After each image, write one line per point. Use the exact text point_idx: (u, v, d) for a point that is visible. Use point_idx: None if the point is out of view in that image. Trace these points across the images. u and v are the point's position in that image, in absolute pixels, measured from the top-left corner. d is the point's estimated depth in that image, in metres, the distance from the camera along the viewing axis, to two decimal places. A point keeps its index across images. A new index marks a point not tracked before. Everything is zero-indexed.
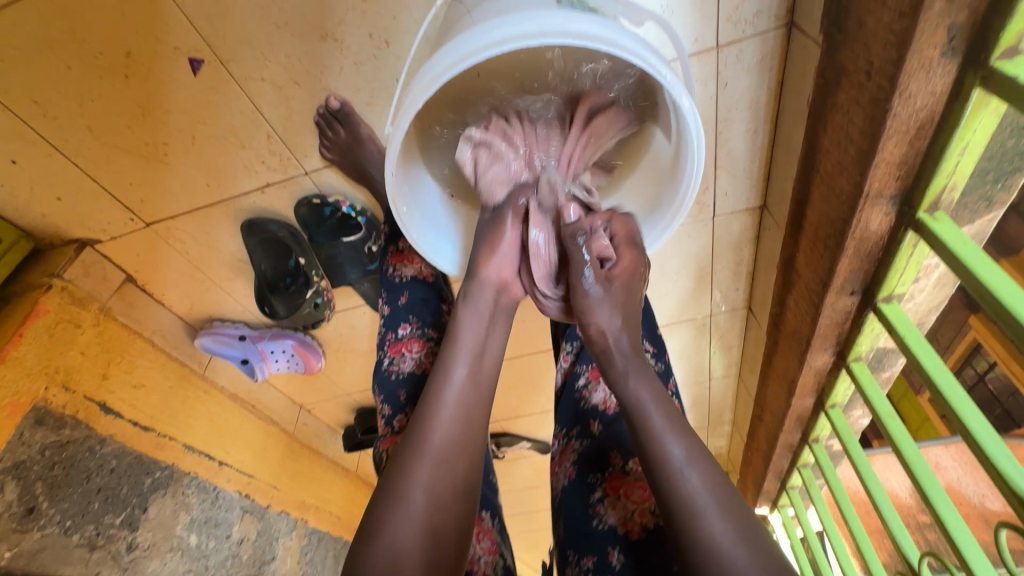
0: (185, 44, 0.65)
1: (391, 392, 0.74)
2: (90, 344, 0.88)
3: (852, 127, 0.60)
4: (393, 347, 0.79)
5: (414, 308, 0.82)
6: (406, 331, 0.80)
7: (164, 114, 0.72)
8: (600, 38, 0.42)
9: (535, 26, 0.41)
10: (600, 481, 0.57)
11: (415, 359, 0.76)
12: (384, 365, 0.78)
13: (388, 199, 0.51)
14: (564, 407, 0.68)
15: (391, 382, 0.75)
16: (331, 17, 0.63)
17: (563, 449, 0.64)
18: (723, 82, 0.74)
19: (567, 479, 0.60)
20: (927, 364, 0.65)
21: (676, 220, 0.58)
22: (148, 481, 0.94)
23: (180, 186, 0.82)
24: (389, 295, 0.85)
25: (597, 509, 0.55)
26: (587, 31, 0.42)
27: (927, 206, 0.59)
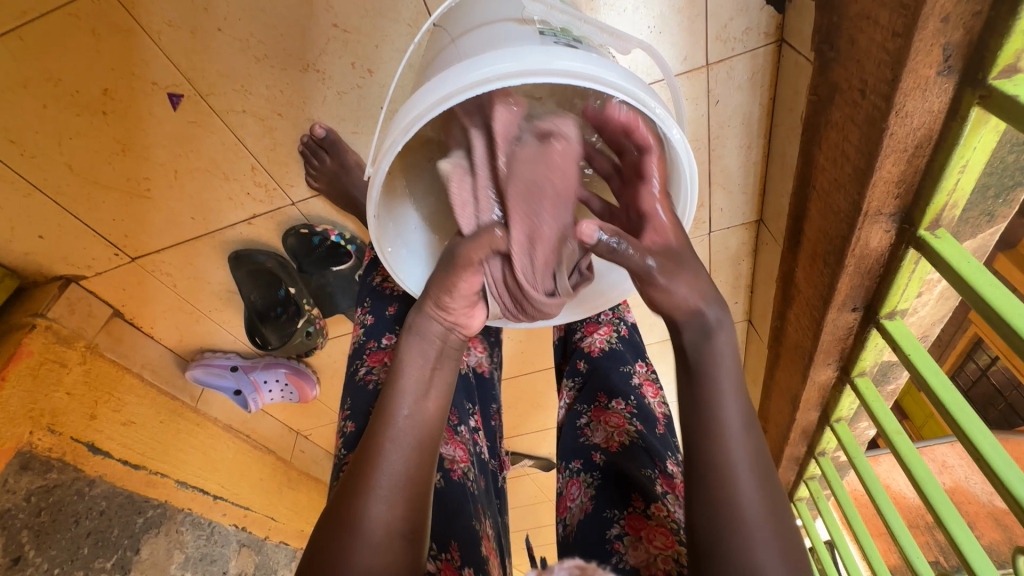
0: (163, 80, 0.64)
1: (362, 408, 0.61)
2: (76, 383, 0.85)
3: (847, 144, 0.59)
4: (374, 356, 0.66)
5: (402, 319, 0.70)
6: (391, 341, 0.68)
7: (145, 149, 0.71)
8: (583, 73, 0.40)
9: (517, 63, 0.40)
10: (618, 517, 0.53)
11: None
12: (359, 376, 0.65)
13: (371, 239, 0.49)
14: (565, 444, 0.66)
15: (365, 395, 0.62)
16: (312, 48, 0.62)
17: (569, 482, 0.61)
18: (715, 100, 0.73)
19: (581, 512, 0.57)
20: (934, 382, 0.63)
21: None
22: (140, 521, 0.92)
23: (165, 220, 0.80)
24: (374, 305, 0.73)
25: (616, 546, 0.50)
26: (571, 66, 0.40)
27: (927, 224, 0.58)
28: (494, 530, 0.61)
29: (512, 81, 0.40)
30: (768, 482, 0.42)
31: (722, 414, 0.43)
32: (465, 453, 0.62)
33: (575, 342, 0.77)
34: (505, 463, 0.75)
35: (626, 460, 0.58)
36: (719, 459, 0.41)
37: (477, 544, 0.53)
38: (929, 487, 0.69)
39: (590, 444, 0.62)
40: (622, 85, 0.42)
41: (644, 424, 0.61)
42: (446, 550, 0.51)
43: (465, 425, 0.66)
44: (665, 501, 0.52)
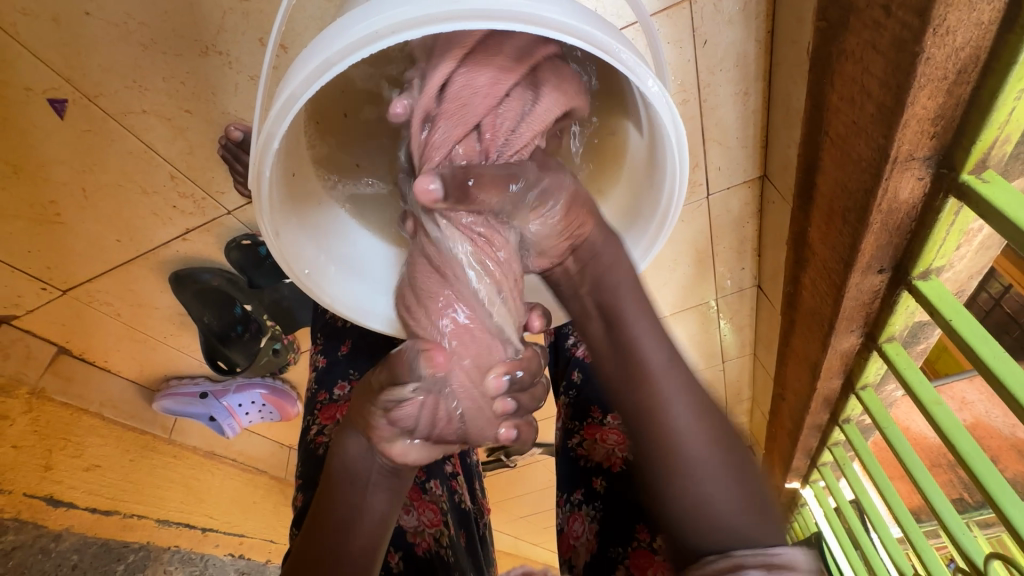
0: (38, 83, 0.53)
1: (310, 480, 0.52)
2: (23, 435, 0.77)
3: (868, 79, 0.48)
4: (324, 413, 0.56)
5: (357, 359, 0.60)
6: (345, 392, 0.57)
7: (41, 168, 0.60)
8: (504, 13, 0.30)
9: (418, 8, 0.30)
10: (622, 556, 0.45)
11: None
12: (308, 438, 0.55)
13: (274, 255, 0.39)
14: (562, 470, 0.57)
15: (316, 460, 0.53)
16: (207, 25, 0.51)
17: (569, 518, 0.53)
18: (702, 40, 0.62)
19: (589, 553, 0.49)
20: (984, 354, 0.53)
21: (659, 241, 0.46)
22: (122, 568, 0.86)
23: (88, 246, 0.70)
24: (327, 343, 0.64)
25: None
26: (494, 6, 0.30)
27: (971, 167, 0.47)
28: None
29: (411, 34, 0.30)
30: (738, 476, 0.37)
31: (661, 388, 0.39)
32: (435, 515, 0.53)
33: (568, 350, 0.67)
34: (486, 507, 0.65)
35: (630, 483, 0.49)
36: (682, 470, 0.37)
37: None
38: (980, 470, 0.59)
39: (590, 468, 0.53)
40: (561, 24, 0.31)
41: None
42: None
43: (437, 479, 0.56)
44: None
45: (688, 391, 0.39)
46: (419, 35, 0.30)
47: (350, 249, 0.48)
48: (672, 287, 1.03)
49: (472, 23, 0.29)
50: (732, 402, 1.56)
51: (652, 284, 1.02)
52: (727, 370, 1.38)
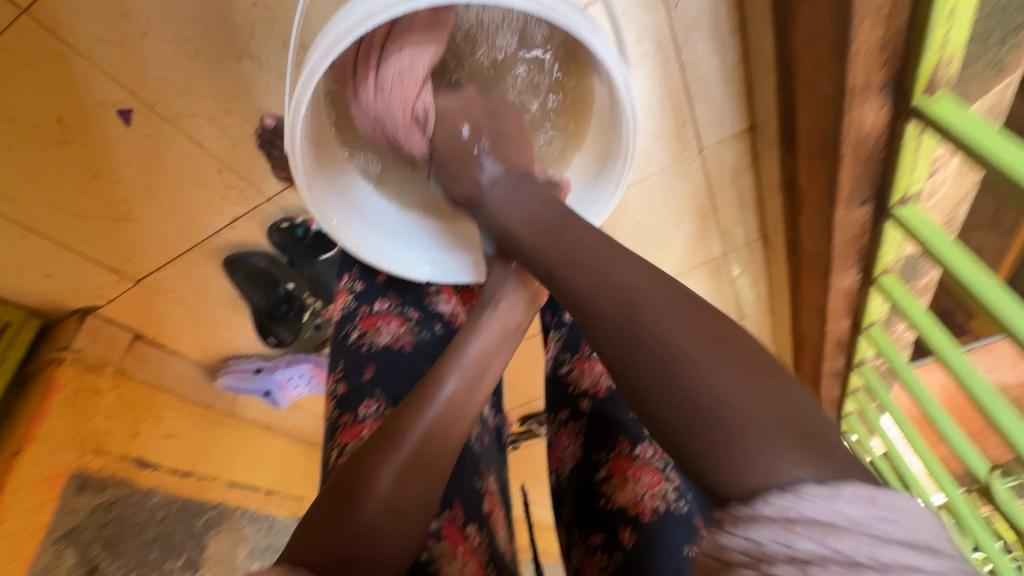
0: (109, 98, 0.64)
1: (355, 368, 0.60)
2: (112, 407, 0.90)
3: (819, 19, 0.53)
4: (366, 319, 0.64)
5: (393, 285, 0.68)
6: (382, 306, 0.65)
7: (114, 171, 0.71)
8: None
9: None
10: (605, 460, 0.54)
11: (393, 335, 0.63)
12: (350, 341, 0.63)
13: (308, 203, 0.47)
14: (550, 394, 0.65)
15: (360, 356, 0.61)
16: (240, 34, 0.61)
17: (558, 434, 0.61)
18: (673, 3, 0.67)
19: (573, 461, 0.57)
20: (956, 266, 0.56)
21: (626, 174, 0.53)
22: (201, 522, 0.99)
23: (153, 238, 0.82)
24: (363, 271, 0.68)
25: (604, 489, 0.52)
26: None
27: (922, 88, 0.52)
28: (498, 483, 0.60)
29: (395, 13, 0.38)
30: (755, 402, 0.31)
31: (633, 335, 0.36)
32: None
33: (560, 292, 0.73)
34: (506, 421, 0.71)
35: (614, 404, 0.59)
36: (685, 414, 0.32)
37: (476, 501, 0.53)
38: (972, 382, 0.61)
39: (578, 393, 0.61)
40: None
41: None
42: (449, 509, 0.50)
43: None
44: None
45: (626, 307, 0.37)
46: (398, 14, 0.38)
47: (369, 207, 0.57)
48: (678, 245, 1.07)
49: None
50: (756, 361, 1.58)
51: (658, 244, 1.07)
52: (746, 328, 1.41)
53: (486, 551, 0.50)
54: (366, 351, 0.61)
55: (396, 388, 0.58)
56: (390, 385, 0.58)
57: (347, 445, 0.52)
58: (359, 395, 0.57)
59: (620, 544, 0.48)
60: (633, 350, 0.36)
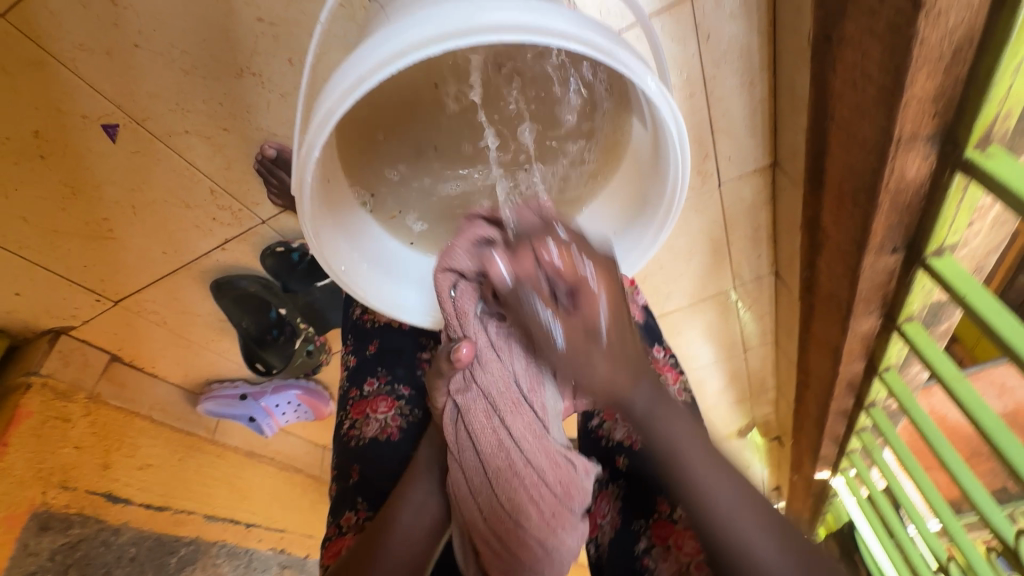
0: (93, 111, 0.58)
1: (343, 470, 0.56)
2: (83, 436, 0.83)
3: (868, 63, 0.50)
4: (356, 409, 0.59)
5: (384, 358, 0.62)
6: (372, 387, 0.60)
7: (95, 188, 0.66)
8: (512, 27, 0.33)
9: (433, 27, 0.33)
10: (645, 528, 0.50)
11: (382, 423, 0.57)
12: (342, 432, 0.59)
13: (318, 257, 0.43)
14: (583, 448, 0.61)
15: (349, 452, 0.57)
16: (241, 49, 0.56)
17: (597, 498, 0.57)
18: (705, 35, 0.64)
19: (613, 530, 0.53)
20: (997, 324, 0.54)
21: (672, 216, 0.48)
22: (174, 561, 0.92)
23: (136, 259, 0.76)
24: (356, 343, 0.65)
25: (646, 562, 0.49)
26: (500, 21, 0.33)
27: (975, 142, 0.48)
28: None
29: (432, 50, 0.33)
30: (745, 512, 0.40)
31: (693, 466, 0.41)
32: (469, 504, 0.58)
33: None
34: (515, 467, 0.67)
35: None
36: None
37: None
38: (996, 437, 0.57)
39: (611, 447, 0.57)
40: (564, 33, 0.34)
41: None
42: None
43: None
44: None
45: (706, 454, 0.42)
46: (436, 52, 0.33)
47: (391, 253, 0.54)
48: (688, 278, 1.04)
49: (484, 38, 0.33)
50: (756, 392, 1.55)
51: (668, 276, 1.03)
52: (749, 360, 1.38)
53: None
54: (354, 446, 0.56)
55: (378, 491, 0.54)
56: (378, 489, 0.54)
57: (331, 561, 0.51)
58: (346, 502, 0.54)
59: None
60: (694, 490, 0.41)
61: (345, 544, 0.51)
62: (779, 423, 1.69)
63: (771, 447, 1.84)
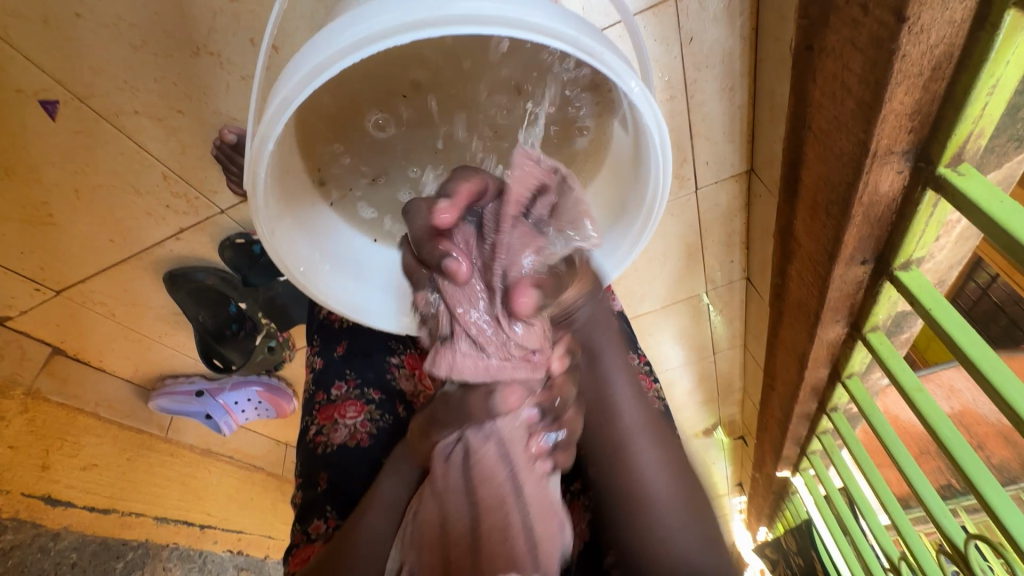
0: (29, 85, 0.53)
1: (310, 478, 0.53)
2: (19, 435, 0.77)
3: (848, 74, 0.50)
4: (322, 414, 0.56)
5: (352, 360, 0.59)
6: (340, 392, 0.57)
7: (33, 170, 0.60)
8: (490, 19, 0.31)
9: (405, 13, 0.30)
10: None
11: (350, 430, 0.54)
12: (308, 438, 0.55)
13: (274, 257, 0.40)
14: None
15: (315, 461, 0.53)
16: (198, 26, 0.52)
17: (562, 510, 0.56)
18: (688, 37, 0.63)
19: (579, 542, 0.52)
20: (984, 365, 0.52)
21: (650, 225, 0.46)
22: (121, 565, 0.87)
23: (80, 247, 0.70)
24: (323, 345, 0.62)
25: None
26: (479, 12, 0.31)
27: (948, 160, 0.48)
28: None
29: (402, 38, 0.30)
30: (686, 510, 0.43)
31: (638, 465, 0.44)
32: None
33: None
34: None
35: None
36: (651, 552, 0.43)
37: None
38: (952, 447, 0.57)
39: None
40: (547, 29, 0.32)
41: None
42: None
43: None
44: None
45: (666, 460, 0.45)
46: (410, 41, 0.30)
47: (355, 254, 0.51)
48: (662, 280, 1.04)
49: (460, 28, 0.30)
50: (723, 393, 1.58)
51: (642, 278, 1.03)
52: (718, 362, 1.39)
53: None
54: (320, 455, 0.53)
55: (348, 499, 0.50)
56: (347, 498, 0.50)
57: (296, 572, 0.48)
58: (314, 510, 0.51)
59: None
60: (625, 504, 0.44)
61: (312, 552, 0.48)
62: (743, 424, 1.72)
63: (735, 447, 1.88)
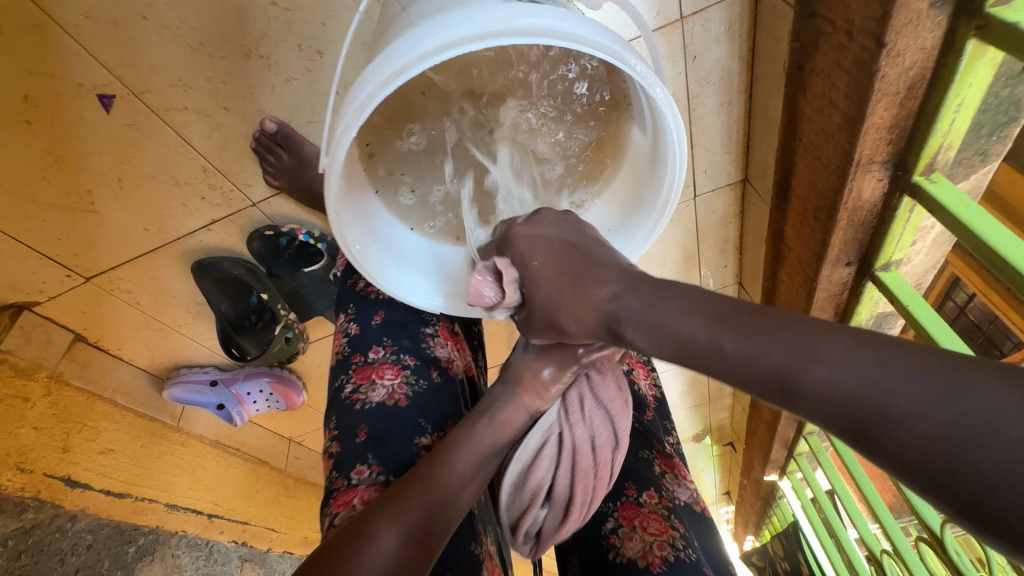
0: (89, 80, 0.57)
1: (348, 430, 0.54)
2: (43, 416, 0.80)
3: (835, 92, 0.56)
4: (360, 372, 0.58)
5: (389, 329, 0.62)
6: (378, 355, 0.60)
7: (82, 160, 0.64)
8: (547, 32, 0.36)
9: (475, 25, 0.36)
10: (612, 510, 0.57)
11: (388, 389, 0.57)
12: (344, 396, 0.57)
13: (338, 236, 0.45)
14: None
15: (352, 415, 0.55)
16: (251, 31, 0.57)
17: None
18: (692, 56, 0.69)
19: None
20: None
21: (662, 220, 0.52)
22: (132, 550, 0.89)
23: (115, 234, 0.74)
24: (359, 313, 0.65)
25: (613, 540, 0.55)
26: (538, 26, 0.36)
27: (922, 169, 0.55)
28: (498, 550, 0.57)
29: (476, 45, 0.36)
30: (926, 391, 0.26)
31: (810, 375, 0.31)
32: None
33: None
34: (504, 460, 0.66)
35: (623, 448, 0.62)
36: (938, 469, 0.25)
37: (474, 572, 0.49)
38: None
39: None
40: (593, 42, 0.38)
41: (635, 409, 0.66)
42: None
43: None
44: (663, 480, 0.59)
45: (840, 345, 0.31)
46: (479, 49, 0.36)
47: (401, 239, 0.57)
48: None
49: (522, 39, 0.36)
50: (714, 397, 1.63)
51: None
52: None
53: None
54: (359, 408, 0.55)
55: (389, 450, 0.51)
56: (387, 447, 0.52)
57: (340, 514, 0.47)
58: (353, 459, 0.51)
59: None
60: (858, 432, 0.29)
61: (352, 499, 0.48)
62: (733, 430, 1.78)
63: (725, 453, 1.93)
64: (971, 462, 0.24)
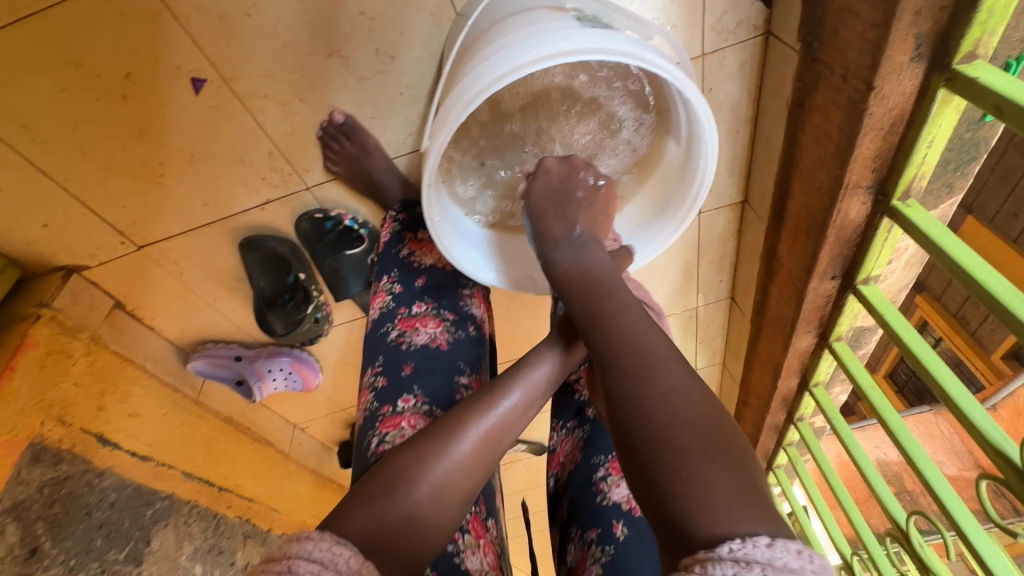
0: (187, 64, 0.65)
1: (394, 366, 0.66)
2: (82, 374, 0.84)
3: (829, 125, 0.67)
4: (405, 321, 0.71)
5: (430, 289, 0.75)
6: (421, 308, 0.72)
7: (162, 134, 0.71)
8: (626, 54, 0.48)
9: (571, 44, 0.47)
10: (604, 462, 0.65)
11: (430, 335, 0.70)
12: (390, 338, 0.69)
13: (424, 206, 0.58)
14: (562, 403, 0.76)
15: (399, 355, 0.68)
16: (338, 34, 0.65)
17: (562, 440, 0.72)
18: (709, 87, 0.80)
19: (572, 463, 0.69)
20: (952, 390, 0.66)
21: (688, 215, 0.66)
22: (149, 513, 0.92)
23: (176, 207, 0.80)
24: (402, 276, 0.76)
25: (602, 486, 0.63)
26: (618, 49, 0.47)
27: (900, 194, 0.66)
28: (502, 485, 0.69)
29: (561, 61, 0.47)
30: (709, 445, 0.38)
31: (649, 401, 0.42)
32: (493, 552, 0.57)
33: None
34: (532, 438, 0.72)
35: None
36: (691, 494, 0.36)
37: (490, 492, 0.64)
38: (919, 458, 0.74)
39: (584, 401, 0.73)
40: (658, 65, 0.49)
41: None
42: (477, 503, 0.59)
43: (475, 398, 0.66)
44: None
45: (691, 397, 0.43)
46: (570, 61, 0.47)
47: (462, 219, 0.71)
48: (661, 293, 1.18)
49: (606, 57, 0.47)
50: None
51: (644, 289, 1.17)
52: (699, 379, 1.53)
53: (500, 542, 0.61)
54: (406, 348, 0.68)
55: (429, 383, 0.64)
56: (430, 381, 0.64)
57: (390, 431, 0.59)
58: (401, 388, 0.63)
59: (614, 535, 0.58)
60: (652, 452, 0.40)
61: (401, 420, 0.60)
62: None
63: None
64: (695, 501, 0.36)
